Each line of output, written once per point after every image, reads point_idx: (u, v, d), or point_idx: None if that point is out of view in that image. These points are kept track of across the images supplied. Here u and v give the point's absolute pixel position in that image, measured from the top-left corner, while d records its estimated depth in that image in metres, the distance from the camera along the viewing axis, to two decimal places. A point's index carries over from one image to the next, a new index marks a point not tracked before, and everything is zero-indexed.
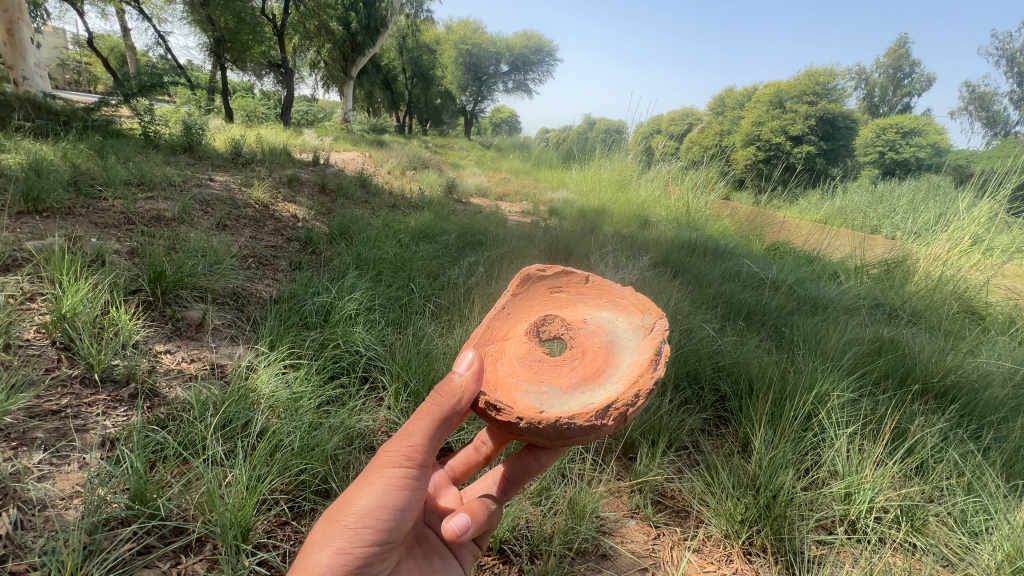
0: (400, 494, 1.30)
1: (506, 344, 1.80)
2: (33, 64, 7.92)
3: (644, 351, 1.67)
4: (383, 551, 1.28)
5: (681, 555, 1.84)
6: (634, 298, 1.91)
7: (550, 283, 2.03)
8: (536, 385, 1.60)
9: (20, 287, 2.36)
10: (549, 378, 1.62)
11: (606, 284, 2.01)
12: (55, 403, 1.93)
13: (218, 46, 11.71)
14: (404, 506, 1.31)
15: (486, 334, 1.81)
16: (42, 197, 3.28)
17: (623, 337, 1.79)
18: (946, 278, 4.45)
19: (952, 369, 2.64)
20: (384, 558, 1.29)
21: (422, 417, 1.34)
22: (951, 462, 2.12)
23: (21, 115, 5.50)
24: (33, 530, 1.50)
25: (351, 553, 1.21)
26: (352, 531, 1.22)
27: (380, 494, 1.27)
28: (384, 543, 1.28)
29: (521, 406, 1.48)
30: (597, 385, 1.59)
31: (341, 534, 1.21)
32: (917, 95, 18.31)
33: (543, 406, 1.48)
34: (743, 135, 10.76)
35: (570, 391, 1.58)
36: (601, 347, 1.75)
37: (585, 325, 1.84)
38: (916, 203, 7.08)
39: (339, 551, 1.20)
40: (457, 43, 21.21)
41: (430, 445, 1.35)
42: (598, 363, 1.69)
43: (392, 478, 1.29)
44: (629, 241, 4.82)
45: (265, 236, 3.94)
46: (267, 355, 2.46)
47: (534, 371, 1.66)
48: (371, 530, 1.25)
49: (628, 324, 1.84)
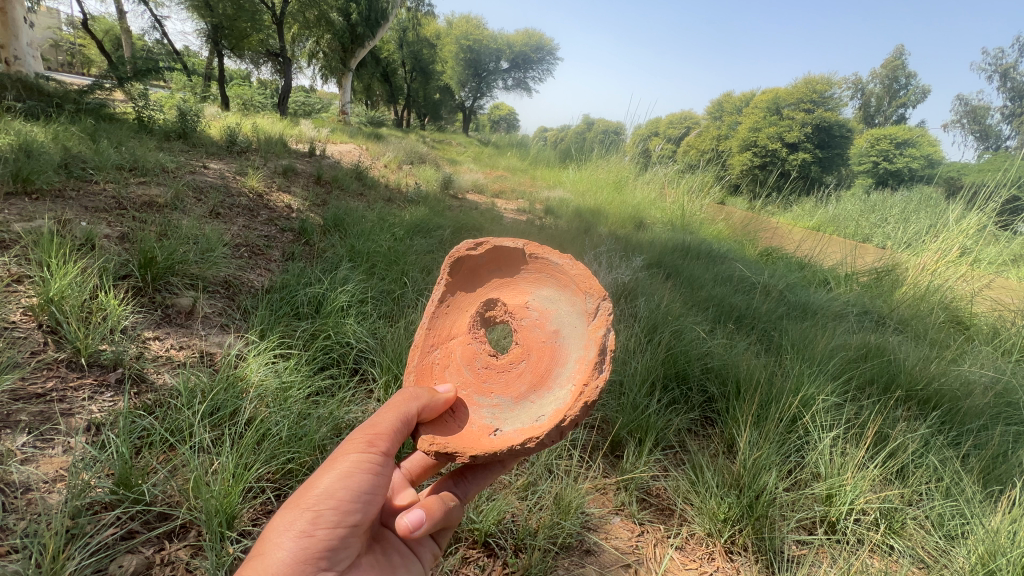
0: (365, 478, 1.34)
1: (450, 346, 1.83)
2: (25, 44, 7.80)
3: (589, 345, 1.72)
4: (347, 537, 1.30)
5: (664, 552, 1.87)
6: (574, 274, 1.87)
7: (481, 262, 1.95)
8: (489, 399, 1.72)
9: (7, 269, 2.33)
10: (498, 385, 1.75)
11: (542, 260, 1.93)
12: (41, 387, 1.92)
13: (214, 33, 11.55)
14: (368, 491, 1.34)
15: (429, 339, 1.82)
16: (32, 178, 3.23)
17: (567, 327, 1.82)
18: (934, 288, 4.51)
19: (936, 377, 2.68)
20: (348, 543, 1.30)
21: (390, 409, 1.45)
22: (931, 467, 2.16)
23: (12, 95, 5.42)
24: (15, 512, 1.50)
25: (314, 535, 1.23)
26: (313, 512, 1.24)
27: (342, 476, 1.31)
28: (351, 527, 1.30)
29: (474, 426, 1.62)
30: (545, 391, 1.69)
31: (301, 516, 1.23)
32: (912, 106, 18.46)
33: (497, 424, 1.63)
34: (740, 141, 10.78)
35: (521, 401, 1.70)
36: (545, 341, 1.80)
37: (528, 315, 1.86)
38: (908, 213, 7.15)
39: (301, 533, 1.22)
40: (459, 38, 21.06)
41: (395, 433, 1.42)
42: (546, 361, 1.76)
43: (357, 461, 1.33)
44: (623, 242, 4.85)
45: (258, 225, 3.91)
46: (256, 344, 2.44)
47: (483, 380, 1.76)
48: (335, 510, 1.27)
49: (571, 308, 1.85)
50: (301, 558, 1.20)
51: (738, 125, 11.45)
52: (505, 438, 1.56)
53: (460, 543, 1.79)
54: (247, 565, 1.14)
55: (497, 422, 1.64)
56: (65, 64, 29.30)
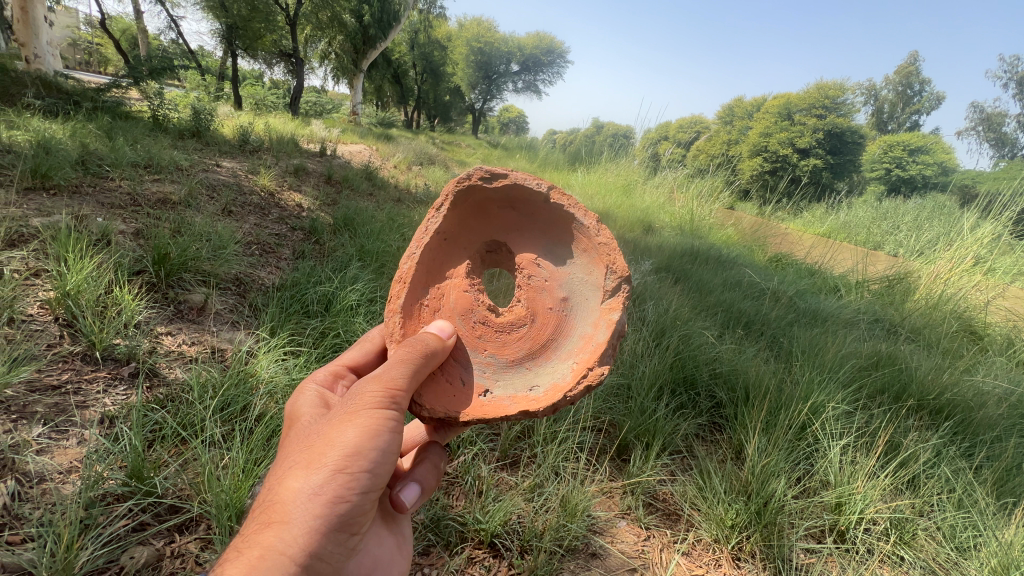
0: (392, 438, 1.31)
1: (443, 288, 1.84)
2: (44, 43, 7.93)
3: (598, 324, 1.77)
4: (373, 498, 1.30)
5: (670, 557, 1.86)
6: (599, 241, 1.82)
7: (493, 195, 1.86)
8: (481, 354, 1.75)
9: (26, 262, 2.37)
10: (493, 342, 1.78)
11: (566, 214, 1.86)
12: (56, 378, 1.95)
13: (230, 33, 11.81)
14: (394, 450, 1.32)
15: (421, 277, 1.79)
16: (50, 174, 3.29)
17: (579, 297, 1.85)
18: (947, 297, 4.45)
19: (949, 387, 2.64)
20: (372, 504, 1.31)
21: (407, 362, 1.40)
22: (943, 478, 2.13)
23: (32, 93, 5.53)
24: (31, 501, 1.53)
25: (344, 498, 1.22)
26: (344, 476, 1.22)
27: (368, 434, 1.27)
28: (379, 488, 1.31)
29: (465, 384, 1.67)
30: (543, 360, 1.76)
31: (329, 479, 1.20)
32: (926, 113, 18.25)
33: (488, 385, 1.69)
34: (750, 146, 10.71)
35: (516, 365, 1.76)
36: (552, 308, 1.83)
37: (538, 274, 1.87)
38: (921, 221, 7.08)
39: (332, 499, 1.20)
40: (470, 41, 21.16)
41: (412, 387, 1.39)
42: (548, 329, 1.81)
43: (380, 419, 1.29)
44: (631, 245, 4.84)
45: (270, 224, 3.95)
46: (267, 341, 2.46)
47: (477, 334, 1.78)
48: (365, 474, 1.25)
49: (587, 277, 1.86)
50: (330, 523, 1.19)
51: (749, 130, 11.39)
52: (495, 402, 1.63)
53: (465, 543, 1.80)
54: (274, 532, 1.12)
55: (488, 382, 1.70)
56: (83, 61, 29.75)
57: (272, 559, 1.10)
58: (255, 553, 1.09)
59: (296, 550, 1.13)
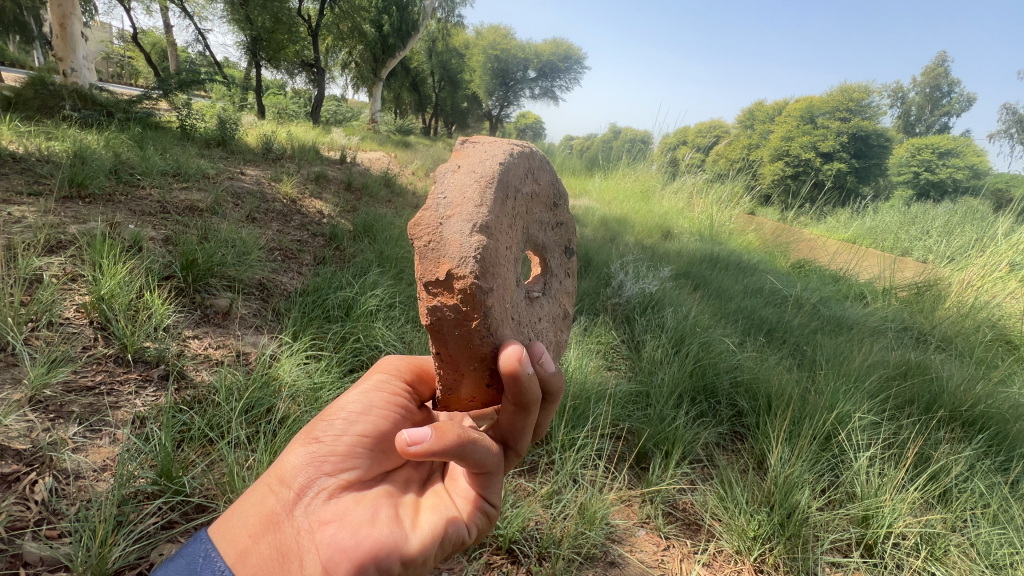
0: (382, 395, 1.32)
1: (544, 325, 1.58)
2: (81, 57, 8.26)
3: None
4: (356, 448, 1.22)
5: (690, 567, 1.83)
6: None
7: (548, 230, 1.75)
8: None
9: (63, 268, 2.47)
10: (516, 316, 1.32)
11: None
12: (90, 379, 2.03)
13: (254, 44, 12.10)
14: (380, 405, 1.30)
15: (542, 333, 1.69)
16: (86, 183, 3.43)
17: None
18: (980, 305, 4.29)
19: (983, 398, 2.55)
20: (359, 458, 1.22)
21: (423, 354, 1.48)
22: (976, 493, 2.07)
23: (69, 105, 5.78)
24: (67, 498, 1.59)
25: (321, 440, 1.21)
26: (324, 420, 1.25)
27: (360, 392, 1.31)
28: (363, 439, 1.24)
29: None
30: None
31: (315, 424, 1.25)
32: (957, 115, 17.69)
33: None
34: (772, 150, 10.49)
35: None
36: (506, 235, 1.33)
37: None
38: (951, 227, 6.87)
39: (311, 440, 1.22)
40: (486, 48, 21.36)
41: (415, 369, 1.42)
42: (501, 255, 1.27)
43: (377, 382, 1.34)
44: (649, 252, 4.80)
45: (292, 230, 4.04)
46: (290, 346, 2.51)
47: None
48: (344, 419, 1.24)
49: None
50: (307, 460, 1.18)
51: (770, 133, 11.20)
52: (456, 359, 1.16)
53: (484, 548, 1.80)
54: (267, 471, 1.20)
55: None
56: (115, 74, 30.86)
57: (257, 486, 1.18)
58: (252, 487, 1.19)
59: (275, 482, 1.17)
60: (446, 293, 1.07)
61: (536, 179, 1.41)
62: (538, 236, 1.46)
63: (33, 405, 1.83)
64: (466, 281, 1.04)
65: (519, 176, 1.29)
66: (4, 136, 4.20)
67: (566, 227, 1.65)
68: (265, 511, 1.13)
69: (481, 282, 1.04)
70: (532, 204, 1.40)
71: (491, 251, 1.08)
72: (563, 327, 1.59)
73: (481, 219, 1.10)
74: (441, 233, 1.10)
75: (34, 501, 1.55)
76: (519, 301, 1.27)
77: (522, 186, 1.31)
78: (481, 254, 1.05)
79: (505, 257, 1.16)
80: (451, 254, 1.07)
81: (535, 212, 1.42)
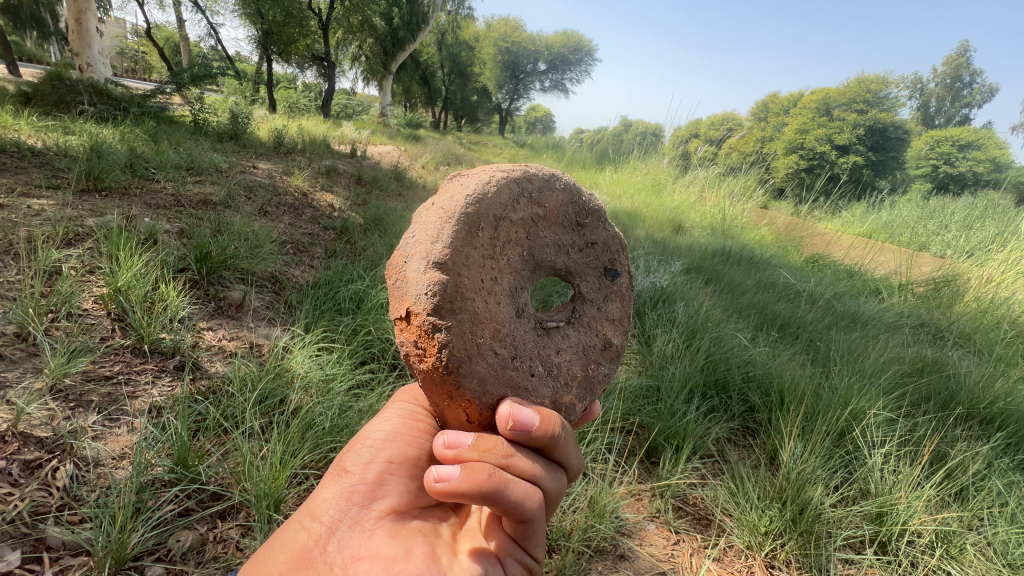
0: (405, 421, 1.35)
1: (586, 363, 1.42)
2: (97, 52, 8.35)
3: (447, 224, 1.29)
4: (383, 476, 1.23)
5: (700, 562, 1.83)
6: None
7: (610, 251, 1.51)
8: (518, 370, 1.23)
9: (81, 260, 2.51)
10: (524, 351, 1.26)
11: None
12: (108, 369, 2.07)
13: (265, 39, 12.14)
14: (403, 432, 1.32)
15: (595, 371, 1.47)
16: (102, 176, 3.48)
17: None
18: (1000, 301, 4.20)
19: (1002, 396, 2.51)
20: (387, 487, 1.22)
21: None
22: (994, 492, 2.04)
23: (86, 101, 5.87)
24: (87, 484, 1.63)
25: (349, 470, 1.23)
26: (352, 452, 1.28)
27: (384, 420, 1.34)
28: (389, 465, 1.25)
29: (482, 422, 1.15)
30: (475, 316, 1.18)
31: (345, 458, 1.27)
32: (979, 106, 17.23)
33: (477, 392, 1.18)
34: (786, 143, 10.25)
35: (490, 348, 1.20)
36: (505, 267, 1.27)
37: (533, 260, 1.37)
38: (971, 221, 6.73)
39: (340, 473, 1.23)
40: (497, 40, 21.23)
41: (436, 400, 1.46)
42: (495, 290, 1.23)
43: (398, 411, 1.38)
44: (660, 246, 4.76)
45: (303, 224, 4.07)
46: (302, 338, 2.53)
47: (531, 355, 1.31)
48: (369, 446, 1.27)
49: None
50: (336, 491, 1.19)
51: (785, 125, 11.01)
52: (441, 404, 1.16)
53: None
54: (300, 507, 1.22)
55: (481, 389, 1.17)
56: (130, 68, 31.26)
57: (289, 525, 1.19)
58: (285, 528, 1.20)
59: (306, 518, 1.18)
60: (409, 329, 1.12)
61: (537, 202, 1.30)
62: (551, 261, 1.35)
63: (53, 394, 1.87)
64: (422, 318, 1.08)
65: (502, 203, 1.22)
66: (23, 131, 4.27)
67: (606, 244, 1.46)
68: (298, 548, 1.13)
69: (434, 318, 1.07)
70: (536, 228, 1.30)
71: (448, 286, 1.08)
72: (604, 360, 1.45)
73: (436, 255, 1.10)
74: (404, 271, 1.14)
75: (55, 487, 1.59)
76: (516, 334, 1.24)
77: (509, 212, 1.23)
78: (432, 291, 1.08)
79: (477, 290, 1.14)
80: (411, 291, 1.10)
81: (543, 235, 1.32)
